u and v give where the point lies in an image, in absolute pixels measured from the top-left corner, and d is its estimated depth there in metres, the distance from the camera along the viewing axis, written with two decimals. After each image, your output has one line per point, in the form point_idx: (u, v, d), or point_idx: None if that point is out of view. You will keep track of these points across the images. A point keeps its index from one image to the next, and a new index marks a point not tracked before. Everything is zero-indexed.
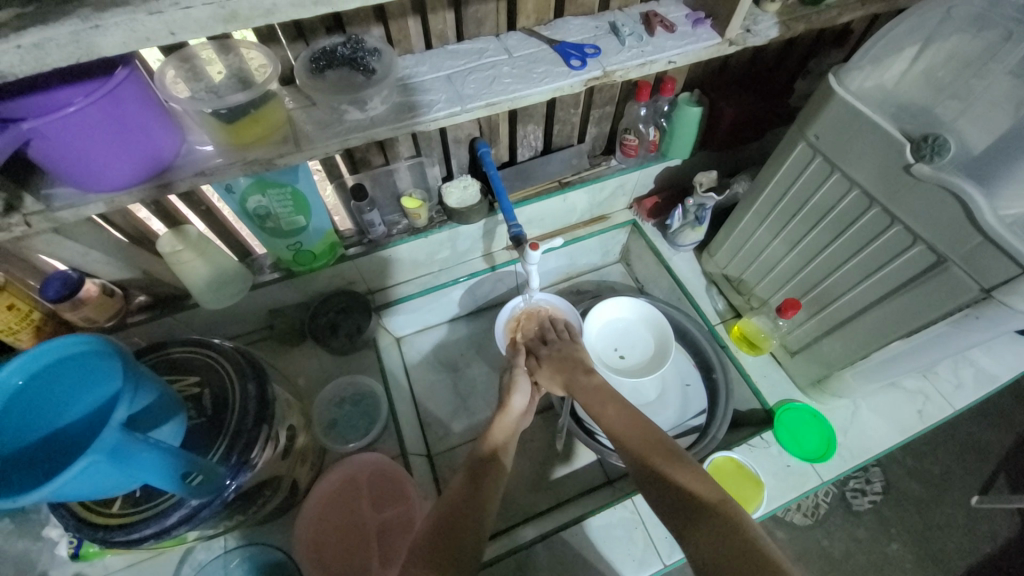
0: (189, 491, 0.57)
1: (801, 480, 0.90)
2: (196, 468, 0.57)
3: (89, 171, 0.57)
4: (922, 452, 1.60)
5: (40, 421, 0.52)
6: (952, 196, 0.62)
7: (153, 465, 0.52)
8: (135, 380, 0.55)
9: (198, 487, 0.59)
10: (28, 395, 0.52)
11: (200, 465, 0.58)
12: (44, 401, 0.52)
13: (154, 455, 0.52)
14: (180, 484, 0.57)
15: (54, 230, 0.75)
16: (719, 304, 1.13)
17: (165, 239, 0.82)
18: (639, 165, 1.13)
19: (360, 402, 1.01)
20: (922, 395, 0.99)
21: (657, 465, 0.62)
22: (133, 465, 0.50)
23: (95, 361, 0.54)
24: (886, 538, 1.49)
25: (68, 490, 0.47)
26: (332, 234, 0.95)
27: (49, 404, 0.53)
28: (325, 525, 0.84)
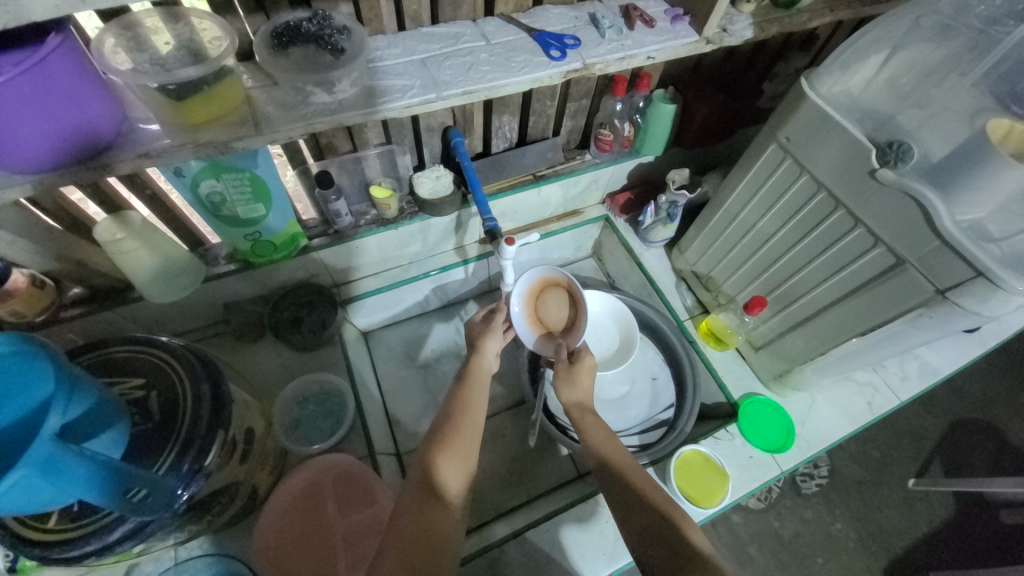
0: (131, 508, 0.52)
1: (762, 471, 0.94)
2: (139, 484, 0.52)
3: (15, 149, 0.50)
4: (865, 438, 1.72)
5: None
6: (913, 202, 0.65)
7: (91, 480, 0.47)
8: (66, 389, 0.49)
9: (147, 504, 0.54)
10: None
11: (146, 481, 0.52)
12: None
13: (92, 469, 0.47)
14: (120, 501, 0.51)
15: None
16: (688, 300, 1.15)
17: (103, 227, 0.75)
18: (613, 160, 1.13)
19: (324, 400, 0.95)
20: (872, 387, 1.05)
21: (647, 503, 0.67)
22: (63, 481, 0.45)
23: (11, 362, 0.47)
24: (831, 519, 1.59)
25: None
26: (294, 224, 0.90)
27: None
28: (287, 531, 0.80)
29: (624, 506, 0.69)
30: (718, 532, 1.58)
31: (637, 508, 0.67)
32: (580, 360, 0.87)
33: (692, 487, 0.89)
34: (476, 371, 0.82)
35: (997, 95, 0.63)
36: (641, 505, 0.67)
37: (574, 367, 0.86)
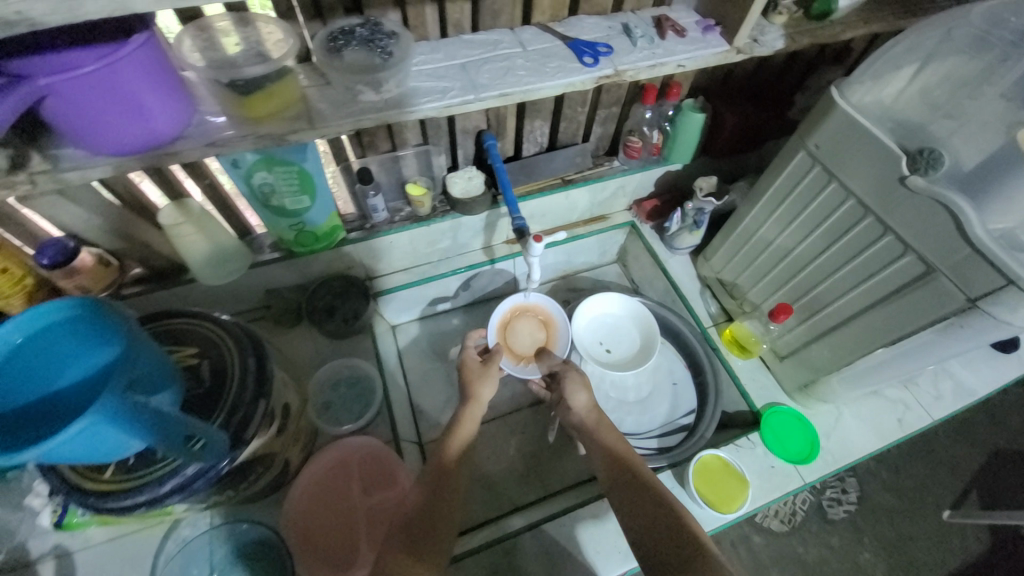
0: (190, 451, 0.57)
1: (784, 481, 0.92)
2: (193, 433, 0.56)
3: (102, 133, 0.57)
4: (897, 465, 1.65)
5: (35, 381, 0.53)
6: (945, 209, 0.64)
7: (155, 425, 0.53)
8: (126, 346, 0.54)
9: (204, 451, 0.59)
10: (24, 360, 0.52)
11: (200, 430, 0.57)
12: (37, 367, 0.53)
13: (156, 416, 0.52)
14: (182, 446, 0.56)
15: (58, 193, 0.75)
16: (712, 307, 1.15)
17: (166, 211, 0.83)
18: (640, 167, 1.16)
19: (353, 386, 1.00)
20: (903, 404, 1.03)
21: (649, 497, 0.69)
22: (116, 428, 0.50)
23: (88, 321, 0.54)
24: (859, 548, 1.53)
25: (71, 446, 0.48)
26: (334, 217, 0.95)
27: (51, 364, 0.54)
28: (316, 505, 0.85)
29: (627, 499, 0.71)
30: (737, 551, 1.54)
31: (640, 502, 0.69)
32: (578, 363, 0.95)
33: (710, 491, 0.88)
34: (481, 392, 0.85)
35: None
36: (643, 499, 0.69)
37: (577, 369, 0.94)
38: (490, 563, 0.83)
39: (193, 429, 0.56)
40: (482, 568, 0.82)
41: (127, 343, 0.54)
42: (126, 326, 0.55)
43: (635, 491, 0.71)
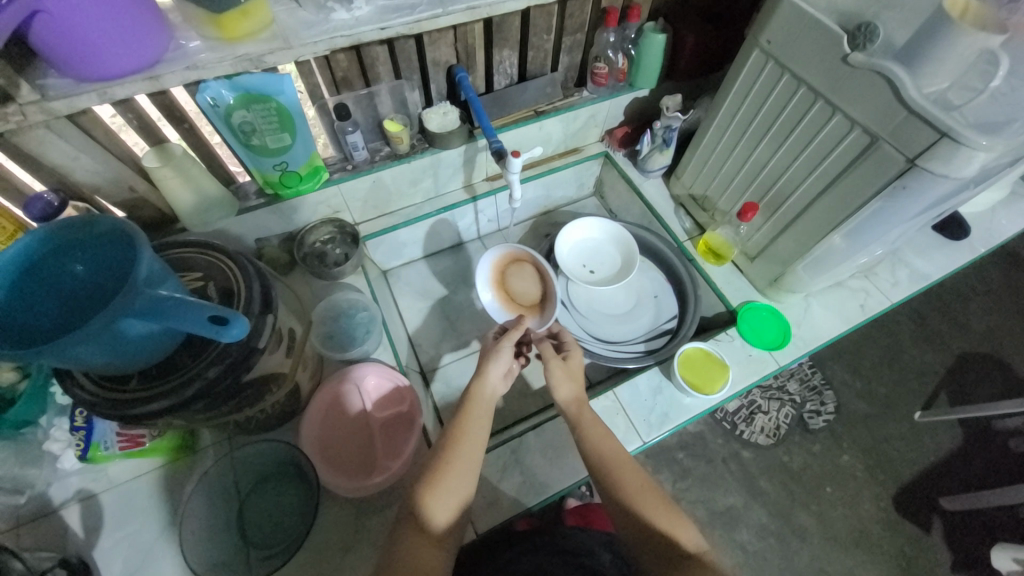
0: (208, 329, 0.55)
1: (761, 366, 1.00)
2: (205, 311, 0.55)
3: (90, 59, 0.59)
4: (870, 375, 1.78)
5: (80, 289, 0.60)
6: (882, 79, 0.71)
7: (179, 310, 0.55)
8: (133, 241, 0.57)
9: (227, 331, 0.56)
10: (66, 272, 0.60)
11: (211, 307, 0.55)
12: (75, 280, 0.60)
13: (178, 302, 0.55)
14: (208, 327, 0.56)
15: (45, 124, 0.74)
16: (687, 223, 1.21)
17: (149, 157, 0.84)
18: (609, 94, 1.19)
19: (352, 319, 1.04)
20: (864, 292, 1.12)
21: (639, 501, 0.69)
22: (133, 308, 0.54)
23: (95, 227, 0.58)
24: (839, 451, 1.66)
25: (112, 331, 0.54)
26: (316, 157, 0.98)
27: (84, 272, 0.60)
28: (331, 424, 0.90)
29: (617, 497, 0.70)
30: (729, 467, 1.65)
31: (632, 502, 0.69)
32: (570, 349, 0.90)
33: (696, 379, 0.96)
34: (490, 370, 0.82)
35: None
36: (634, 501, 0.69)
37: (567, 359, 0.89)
38: (500, 461, 0.89)
39: (200, 306, 0.54)
40: (494, 466, 0.89)
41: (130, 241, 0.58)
42: (122, 226, 0.58)
43: (626, 492, 0.70)
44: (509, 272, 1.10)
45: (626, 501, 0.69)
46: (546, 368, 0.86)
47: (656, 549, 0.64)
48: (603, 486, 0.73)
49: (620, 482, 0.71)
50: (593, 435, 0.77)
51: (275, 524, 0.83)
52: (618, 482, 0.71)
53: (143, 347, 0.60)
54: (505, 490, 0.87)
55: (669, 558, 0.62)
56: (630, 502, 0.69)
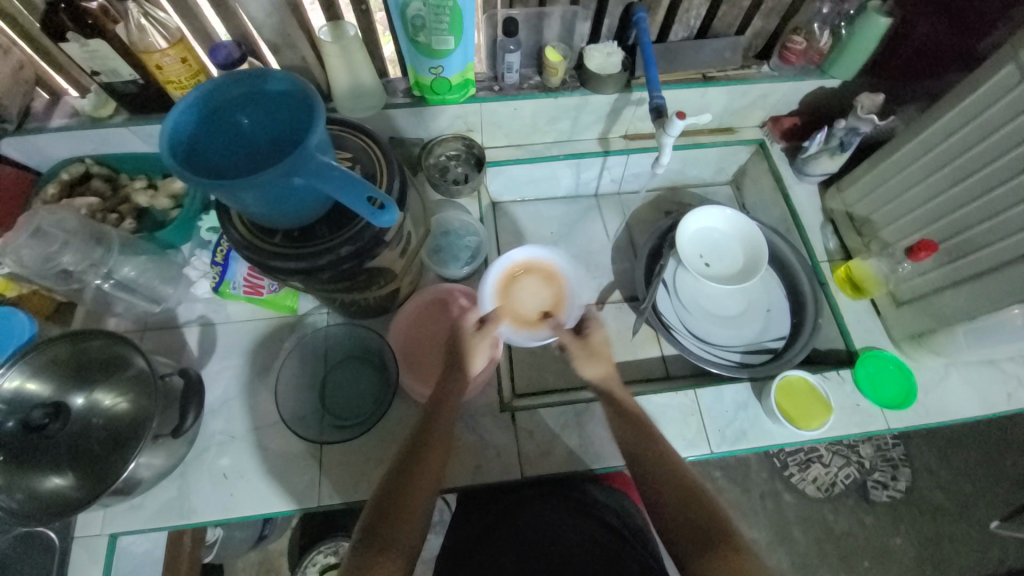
0: (364, 209, 0.59)
1: (867, 420, 0.90)
2: (368, 191, 0.58)
3: None
4: (960, 468, 1.57)
5: (248, 143, 0.62)
6: None
7: (346, 183, 0.57)
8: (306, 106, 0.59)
9: (379, 215, 0.60)
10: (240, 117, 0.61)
11: (374, 189, 0.58)
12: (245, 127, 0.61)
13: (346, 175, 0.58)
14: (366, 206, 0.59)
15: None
16: (830, 243, 1.07)
17: (324, 30, 0.88)
18: (793, 75, 1.05)
19: (456, 240, 1.05)
20: (1020, 381, 0.95)
21: (663, 478, 0.70)
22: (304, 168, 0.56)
23: (270, 84, 0.59)
24: (893, 532, 1.51)
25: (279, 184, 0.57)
26: (470, 69, 0.95)
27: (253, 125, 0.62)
28: (416, 329, 0.94)
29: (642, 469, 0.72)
30: (764, 503, 1.56)
31: (660, 480, 0.70)
32: (590, 334, 0.82)
33: (789, 408, 0.89)
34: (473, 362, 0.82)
35: None
36: (655, 475, 0.70)
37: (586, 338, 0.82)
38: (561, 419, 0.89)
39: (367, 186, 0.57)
40: (553, 421, 0.89)
41: (306, 103, 0.59)
42: (299, 86, 0.58)
43: (654, 471, 0.71)
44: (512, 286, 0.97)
45: (650, 476, 0.71)
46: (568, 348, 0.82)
47: (688, 533, 0.65)
48: (639, 468, 0.72)
49: (646, 457, 0.72)
50: (621, 409, 0.78)
51: (354, 404, 0.89)
52: (660, 470, 0.70)
53: (295, 210, 0.63)
54: (558, 446, 0.88)
55: (710, 545, 0.62)
56: (678, 491, 0.68)
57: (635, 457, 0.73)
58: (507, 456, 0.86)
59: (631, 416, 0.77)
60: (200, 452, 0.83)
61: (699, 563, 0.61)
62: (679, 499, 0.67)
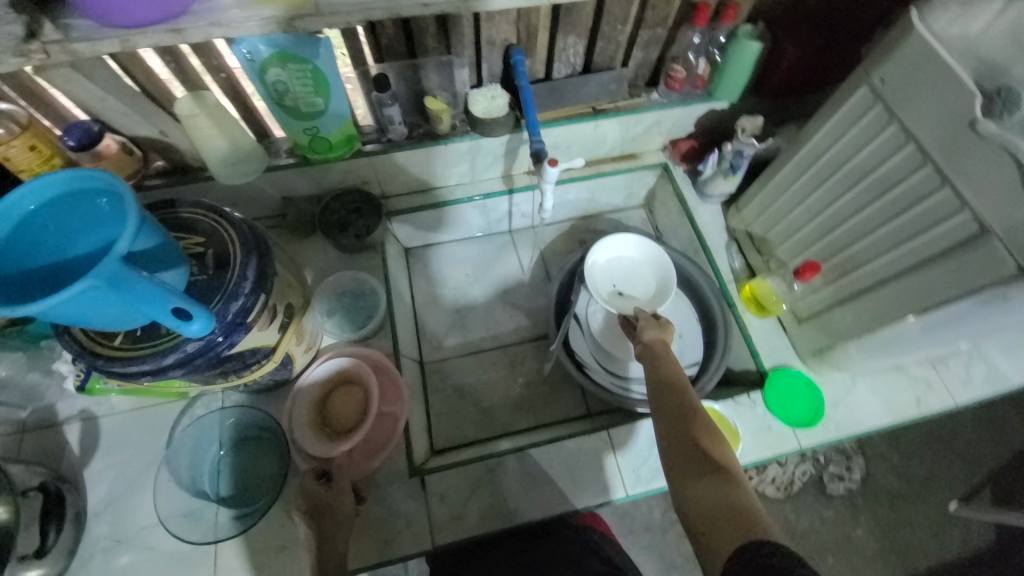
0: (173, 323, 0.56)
1: (779, 442, 0.90)
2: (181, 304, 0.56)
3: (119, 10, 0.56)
4: (910, 451, 1.55)
5: (52, 251, 0.56)
6: (1011, 160, 0.57)
7: (158, 299, 0.54)
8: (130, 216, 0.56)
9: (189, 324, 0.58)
10: (41, 221, 0.55)
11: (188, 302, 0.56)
12: (47, 232, 0.56)
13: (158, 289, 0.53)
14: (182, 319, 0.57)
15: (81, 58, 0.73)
16: (736, 262, 1.07)
17: (182, 101, 0.82)
18: (681, 101, 1.05)
19: (359, 298, 1.02)
20: (925, 383, 0.96)
21: (684, 412, 0.69)
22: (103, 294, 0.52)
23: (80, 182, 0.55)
24: (852, 524, 1.48)
25: (79, 303, 0.51)
26: (350, 125, 0.93)
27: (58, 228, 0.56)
28: (329, 398, 0.90)
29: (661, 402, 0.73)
30: None
31: (678, 413, 0.70)
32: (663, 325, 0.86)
33: None
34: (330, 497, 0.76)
35: None
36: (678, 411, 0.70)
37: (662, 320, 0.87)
38: (473, 475, 0.87)
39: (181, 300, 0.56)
40: (464, 480, 0.86)
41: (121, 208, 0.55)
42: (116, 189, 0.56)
43: (677, 411, 0.70)
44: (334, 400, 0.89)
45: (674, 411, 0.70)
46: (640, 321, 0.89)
47: (692, 467, 0.64)
48: (656, 401, 0.74)
49: (670, 396, 0.72)
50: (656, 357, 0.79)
51: (251, 487, 0.85)
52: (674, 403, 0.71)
53: (99, 322, 0.57)
54: (471, 508, 0.85)
55: (695, 464, 0.64)
56: (699, 423, 0.68)
57: (657, 391, 0.74)
58: (417, 525, 0.82)
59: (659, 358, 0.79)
60: (82, 563, 0.78)
61: (702, 488, 0.61)
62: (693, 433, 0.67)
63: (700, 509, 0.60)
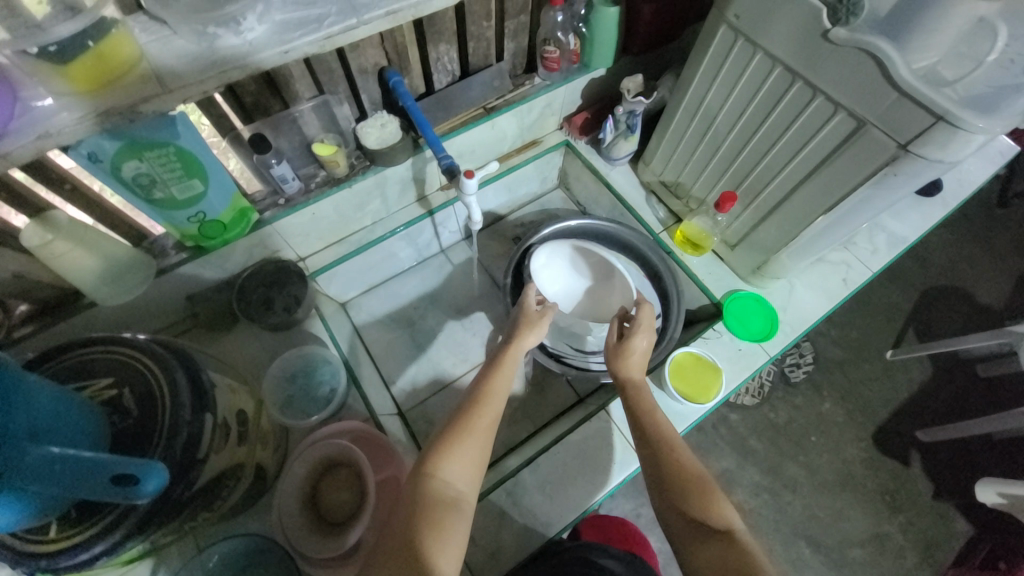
0: (113, 494, 0.48)
1: (752, 359, 0.97)
2: (110, 469, 0.47)
3: None
4: (842, 321, 1.74)
5: None
6: (868, 56, 0.64)
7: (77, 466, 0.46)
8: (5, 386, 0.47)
9: (139, 488, 0.49)
10: None
11: (118, 465, 0.47)
12: None
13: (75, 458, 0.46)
14: (115, 487, 0.48)
15: None
16: (660, 212, 1.14)
17: (27, 232, 0.69)
18: (564, 79, 1.07)
19: (313, 374, 0.93)
20: (846, 264, 1.08)
21: (675, 471, 0.67)
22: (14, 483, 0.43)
23: None
24: (820, 401, 1.63)
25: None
26: (239, 198, 0.84)
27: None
28: (316, 487, 0.82)
29: (652, 462, 0.70)
30: (719, 432, 1.60)
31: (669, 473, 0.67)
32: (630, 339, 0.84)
33: (687, 386, 0.93)
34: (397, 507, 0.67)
35: None
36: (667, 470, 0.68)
37: (624, 342, 0.84)
38: (495, 506, 0.84)
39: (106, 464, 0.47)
40: (488, 513, 0.83)
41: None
42: None
43: (668, 470, 0.68)
44: (324, 485, 0.82)
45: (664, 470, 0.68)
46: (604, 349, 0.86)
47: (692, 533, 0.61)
48: (648, 461, 0.71)
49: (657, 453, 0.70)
50: (637, 403, 0.78)
51: None
52: (663, 459, 0.69)
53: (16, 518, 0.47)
54: (505, 538, 0.82)
55: (698, 530, 0.61)
56: (695, 483, 0.65)
57: (643, 444, 0.73)
58: None
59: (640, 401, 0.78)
60: None
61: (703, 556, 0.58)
62: (686, 495, 0.64)
63: (705, 571, 0.57)
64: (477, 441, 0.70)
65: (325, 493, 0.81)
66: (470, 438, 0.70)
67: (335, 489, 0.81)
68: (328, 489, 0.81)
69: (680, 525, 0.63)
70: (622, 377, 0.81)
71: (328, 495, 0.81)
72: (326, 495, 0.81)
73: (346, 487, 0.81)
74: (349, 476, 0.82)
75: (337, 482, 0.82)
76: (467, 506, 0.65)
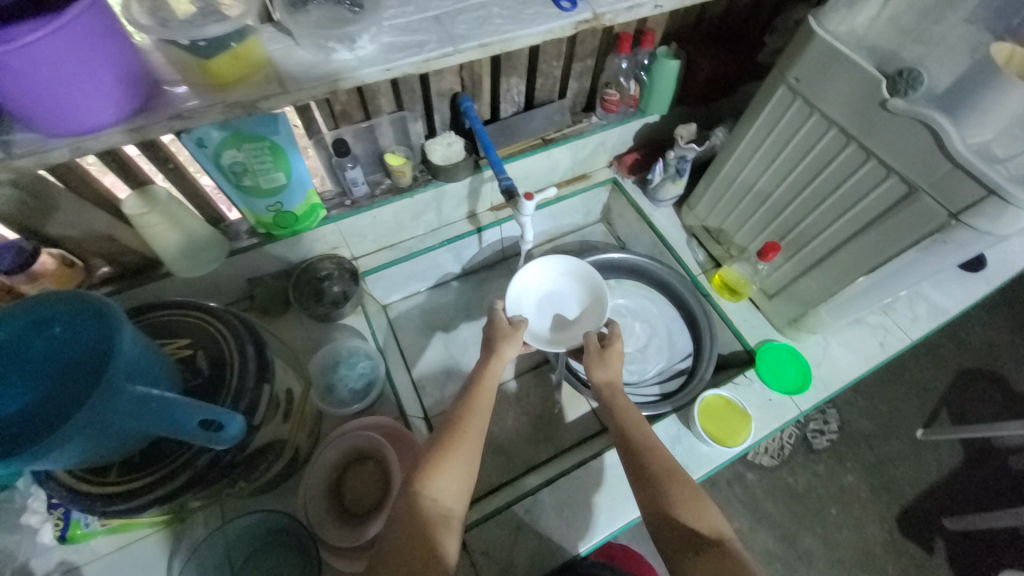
0: (201, 435, 0.56)
1: (782, 411, 0.96)
2: (197, 414, 0.54)
3: (70, 118, 0.52)
4: (872, 392, 1.70)
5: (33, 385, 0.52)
6: (925, 127, 0.67)
7: (171, 406, 0.53)
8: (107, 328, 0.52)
9: (222, 433, 0.57)
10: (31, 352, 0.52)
11: (206, 411, 0.55)
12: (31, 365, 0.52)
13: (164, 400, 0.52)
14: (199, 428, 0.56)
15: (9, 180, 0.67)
16: (700, 255, 1.17)
17: (129, 201, 0.76)
18: (619, 120, 1.14)
19: (352, 367, 0.98)
20: (883, 329, 1.08)
21: (663, 480, 0.68)
22: (111, 411, 0.49)
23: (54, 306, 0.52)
24: (842, 472, 1.57)
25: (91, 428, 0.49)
26: (313, 194, 0.91)
27: (45, 359, 0.53)
28: (342, 476, 0.84)
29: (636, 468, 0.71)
30: (734, 489, 1.55)
31: (655, 481, 0.68)
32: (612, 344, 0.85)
33: (715, 429, 0.92)
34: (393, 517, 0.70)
35: (994, 31, 0.67)
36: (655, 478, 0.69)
37: (606, 350, 0.85)
38: (512, 521, 0.84)
39: (194, 411, 0.54)
40: (504, 528, 0.83)
41: (101, 320, 0.52)
42: (92, 302, 0.52)
43: (654, 476, 0.69)
44: (349, 476, 0.84)
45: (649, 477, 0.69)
46: (585, 354, 0.85)
47: (681, 541, 0.62)
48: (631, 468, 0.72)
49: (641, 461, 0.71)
50: (620, 412, 0.78)
51: None
52: (649, 464, 0.70)
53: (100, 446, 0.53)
54: (519, 555, 0.81)
55: (687, 539, 0.62)
56: (680, 487, 0.67)
57: (627, 450, 0.73)
58: None
59: (623, 408, 0.78)
60: None
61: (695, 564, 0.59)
62: (675, 501, 0.66)
63: None
64: (466, 453, 0.71)
65: (348, 484, 0.83)
66: (457, 452, 0.70)
67: (359, 481, 0.84)
68: (352, 481, 0.84)
69: (668, 531, 0.64)
70: (603, 383, 0.82)
71: (352, 486, 0.83)
72: (351, 486, 0.83)
73: (370, 480, 0.84)
74: (374, 470, 0.84)
75: (363, 475, 0.84)
76: (456, 519, 0.67)
